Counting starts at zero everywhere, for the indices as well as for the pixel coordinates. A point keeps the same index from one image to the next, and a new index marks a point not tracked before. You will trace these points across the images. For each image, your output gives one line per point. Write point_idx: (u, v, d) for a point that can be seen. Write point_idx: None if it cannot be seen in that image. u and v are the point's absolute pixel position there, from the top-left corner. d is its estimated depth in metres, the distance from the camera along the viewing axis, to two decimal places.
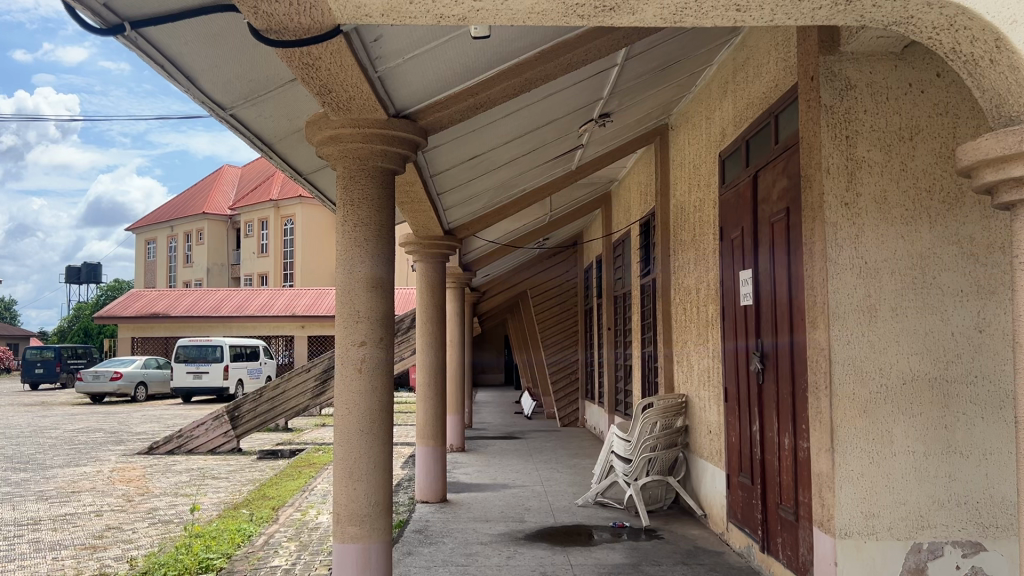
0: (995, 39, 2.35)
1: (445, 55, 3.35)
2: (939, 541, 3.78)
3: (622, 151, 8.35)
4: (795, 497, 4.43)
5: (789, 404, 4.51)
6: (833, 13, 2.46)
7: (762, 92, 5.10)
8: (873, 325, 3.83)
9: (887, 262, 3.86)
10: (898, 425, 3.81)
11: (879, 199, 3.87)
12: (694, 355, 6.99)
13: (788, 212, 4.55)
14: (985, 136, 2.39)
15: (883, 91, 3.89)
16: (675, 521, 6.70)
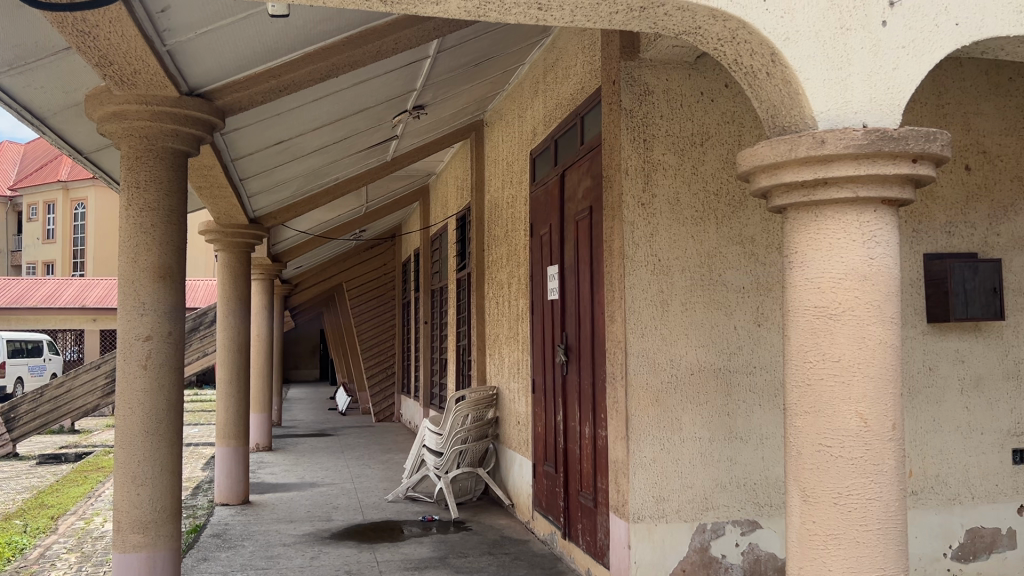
0: (771, 53, 2.52)
1: (243, 32, 3.19)
2: (721, 521, 4.05)
3: (437, 145, 8.35)
4: (593, 484, 4.60)
5: (590, 395, 4.67)
6: (628, 18, 2.54)
7: (569, 93, 5.25)
8: (665, 319, 4.04)
9: (679, 260, 4.08)
10: (685, 413, 4.04)
11: (672, 201, 4.09)
12: (504, 349, 7.11)
13: (591, 211, 4.72)
14: (762, 143, 2.56)
15: (678, 97, 4.11)
16: (484, 512, 6.79)
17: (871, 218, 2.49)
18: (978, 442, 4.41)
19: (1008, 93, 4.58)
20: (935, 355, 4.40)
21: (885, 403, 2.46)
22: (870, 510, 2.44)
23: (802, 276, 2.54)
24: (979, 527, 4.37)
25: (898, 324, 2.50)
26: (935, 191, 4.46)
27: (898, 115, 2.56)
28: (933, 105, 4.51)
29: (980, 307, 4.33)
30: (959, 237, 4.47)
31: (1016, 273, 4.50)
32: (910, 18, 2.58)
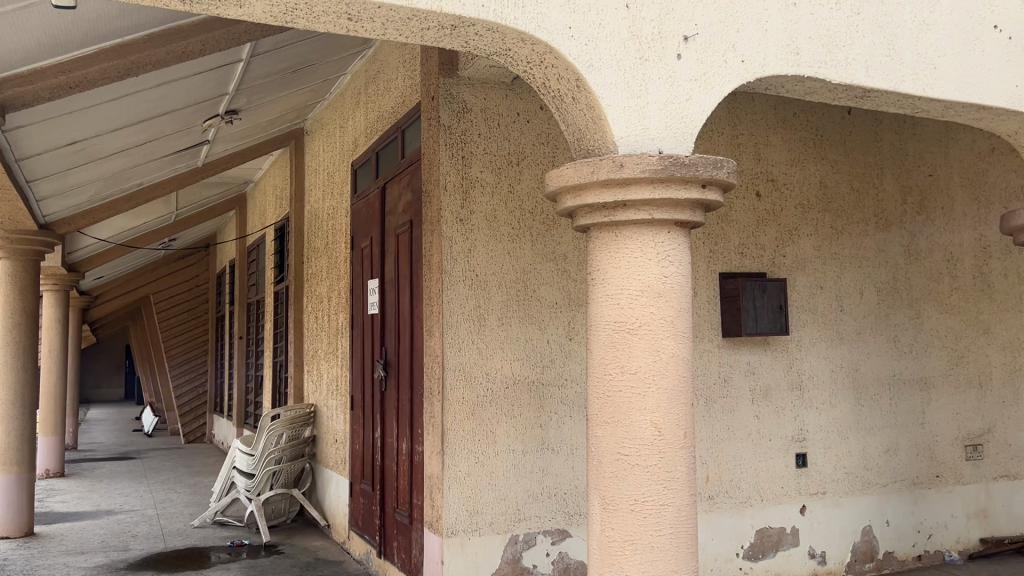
0: (576, 79, 2.62)
1: (25, 22, 2.94)
2: (532, 532, 4.12)
3: (253, 153, 8.05)
4: (409, 500, 4.57)
5: (407, 410, 4.64)
6: (440, 35, 2.57)
7: (390, 106, 5.24)
8: (481, 333, 4.09)
9: (495, 276, 4.15)
10: (499, 427, 4.09)
11: (490, 217, 4.15)
12: (323, 364, 6.94)
13: (411, 225, 4.70)
14: (567, 165, 2.67)
15: (495, 116, 4.19)
16: (298, 534, 6.57)
17: (666, 239, 2.65)
18: (767, 448, 4.77)
19: (792, 127, 5.03)
20: (729, 367, 4.72)
21: (676, 414, 2.61)
22: (663, 515, 2.57)
23: (604, 292, 2.66)
24: (767, 527, 4.71)
25: (689, 338, 2.67)
26: (729, 215, 4.80)
27: (690, 143, 2.74)
28: (728, 135, 4.86)
29: (767, 323, 4.71)
30: (750, 258, 4.84)
31: (798, 291, 4.94)
32: (701, 55, 2.79)
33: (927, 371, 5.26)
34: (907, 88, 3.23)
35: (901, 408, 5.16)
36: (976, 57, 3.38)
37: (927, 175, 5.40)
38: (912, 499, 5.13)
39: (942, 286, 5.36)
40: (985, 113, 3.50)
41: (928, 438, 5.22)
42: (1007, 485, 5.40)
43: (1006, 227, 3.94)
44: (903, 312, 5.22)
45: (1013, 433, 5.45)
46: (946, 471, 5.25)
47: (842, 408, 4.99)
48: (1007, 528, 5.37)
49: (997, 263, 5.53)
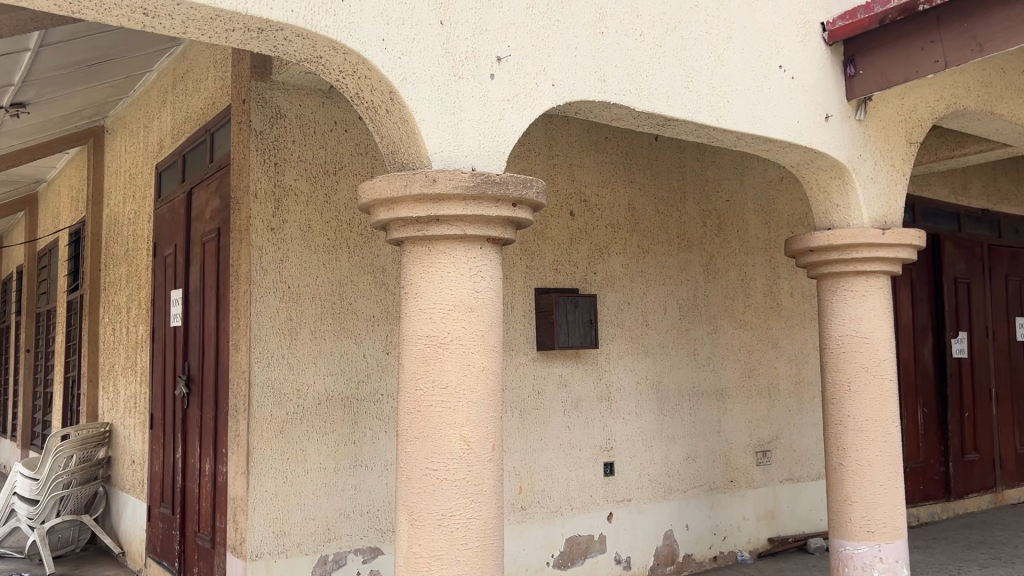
0: (389, 91, 2.60)
1: None
2: (343, 551, 4.02)
3: (44, 150, 7.40)
4: (211, 523, 4.33)
5: (211, 428, 4.41)
6: (246, 38, 2.48)
7: (198, 108, 4.99)
8: (292, 347, 3.95)
9: (308, 288, 4.03)
10: (310, 444, 3.97)
11: (304, 227, 4.03)
12: (120, 380, 6.47)
13: (218, 232, 4.48)
14: (379, 177, 2.65)
15: (311, 124, 4.09)
16: (88, 563, 6.05)
17: (478, 254, 2.68)
18: (577, 458, 4.92)
19: (604, 150, 5.24)
20: (543, 380, 4.84)
21: (485, 427, 2.64)
22: (470, 529, 2.59)
23: (416, 306, 2.65)
24: (576, 536, 4.85)
25: (499, 353, 2.71)
26: (544, 232, 4.93)
27: (504, 162, 2.79)
28: (545, 155, 4.98)
29: (579, 337, 4.88)
30: (564, 274, 4.99)
31: (608, 307, 5.15)
32: (514, 75, 2.85)
33: (723, 383, 5.64)
34: (703, 119, 3.46)
35: (699, 417, 5.49)
36: (765, 93, 3.68)
37: (724, 201, 5.80)
38: (709, 502, 5.47)
39: (736, 304, 5.77)
40: (772, 146, 3.81)
41: (724, 445, 5.59)
42: (792, 487, 5.89)
43: (791, 250, 4.31)
44: (702, 328, 5.57)
45: (796, 439, 5.95)
46: (739, 476, 5.65)
47: (647, 418, 5.24)
48: (790, 527, 5.85)
49: (784, 282, 6.03)
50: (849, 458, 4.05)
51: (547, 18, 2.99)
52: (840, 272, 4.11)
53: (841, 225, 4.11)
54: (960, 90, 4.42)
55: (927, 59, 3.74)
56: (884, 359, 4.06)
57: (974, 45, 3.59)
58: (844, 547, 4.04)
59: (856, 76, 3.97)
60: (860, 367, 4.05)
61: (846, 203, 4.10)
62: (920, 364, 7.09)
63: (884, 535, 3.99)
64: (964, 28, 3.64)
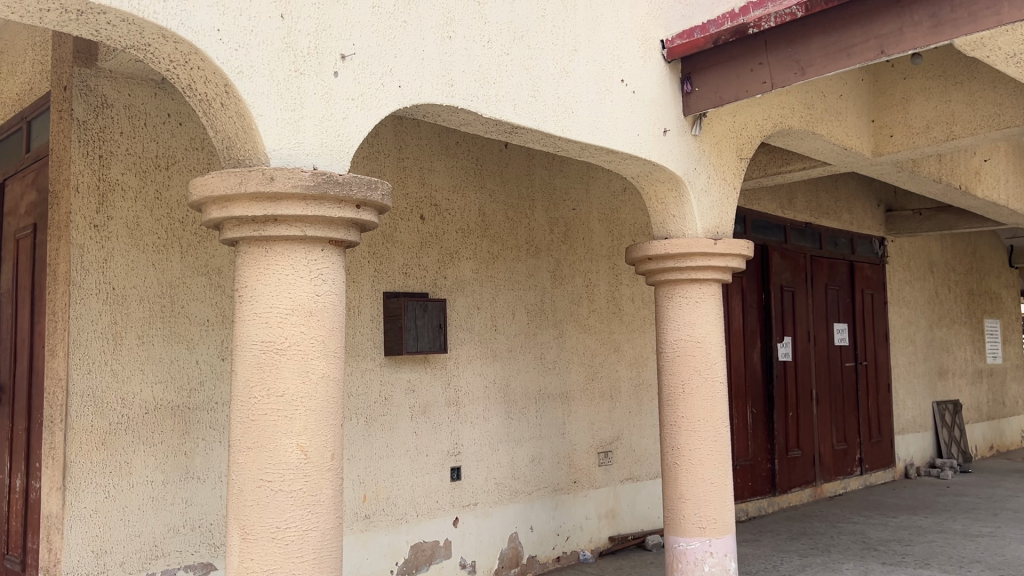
0: (224, 84, 2.48)
1: None
2: (171, 568, 3.80)
3: None
4: (22, 544, 3.97)
5: (23, 441, 4.05)
6: (64, 19, 2.29)
7: (13, 92, 4.58)
8: (116, 353, 3.70)
9: (136, 290, 3.78)
10: (136, 456, 3.72)
11: (131, 225, 3.78)
12: None
13: (34, 228, 4.13)
14: (212, 174, 2.52)
15: (141, 116, 3.84)
16: None
17: (318, 256, 2.59)
18: (423, 464, 4.88)
19: (454, 154, 5.23)
20: (389, 386, 4.76)
21: (324, 436, 2.56)
22: (306, 541, 2.50)
23: (252, 310, 2.54)
24: (421, 542, 4.81)
25: (340, 358, 2.64)
26: (393, 235, 4.86)
27: (346, 162, 2.72)
28: (395, 157, 4.90)
29: (427, 341, 4.84)
30: (413, 278, 4.94)
31: (457, 311, 5.14)
32: (358, 74, 2.79)
33: (568, 387, 5.76)
34: (549, 128, 3.51)
35: (545, 420, 5.58)
36: (607, 106, 3.79)
37: (571, 209, 5.93)
38: (553, 504, 5.57)
39: (581, 309, 5.91)
40: (614, 156, 3.93)
41: (568, 447, 5.71)
42: (631, 486, 6.10)
43: (632, 258, 4.45)
44: (549, 332, 5.67)
45: (635, 440, 6.18)
46: (582, 477, 5.78)
47: (493, 422, 5.27)
48: (630, 525, 6.05)
49: (626, 289, 6.24)
50: (683, 457, 4.23)
51: (394, 18, 2.95)
52: (676, 279, 4.30)
53: (678, 234, 4.29)
54: (787, 110, 4.72)
55: (756, 80, 3.98)
56: (715, 363, 4.28)
57: (797, 68, 3.85)
58: (678, 543, 4.21)
59: (692, 93, 4.16)
60: (694, 370, 4.24)
61: (683, 214, 4.28)
62: (750, 367, 7.53)
63: (714, 530, 4.20)
64: (788, 52, 3.89)
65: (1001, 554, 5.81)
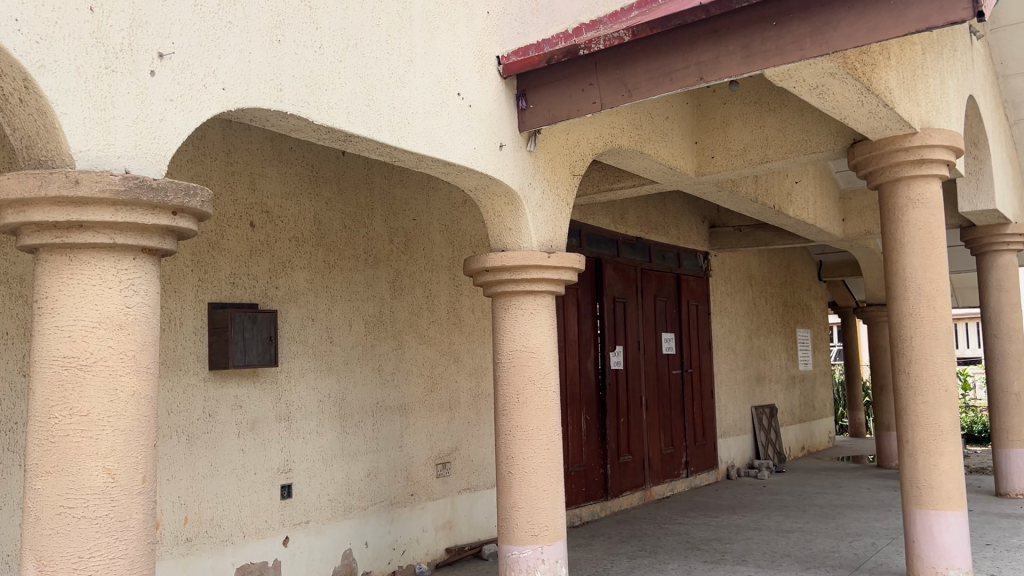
0: (22, 78, 2.28)
1: None
2: None
3: None
4: None
5: None
6: None
7: None
8: None
9: None
10: None
11: None
12: None
13: None
14: (8, 175, 2.32)
15: None
16: None
17: (129, 266, 2.44)
18: (251, 482, 4.68)
19: (288, 160, 5.07)
20: (215, 401, 4.54)
21: (134, 457, 2.40)
22: (112, 570, 2.33)
23: (52, 322, 2.35)
24: (248, 564, 4.61)
25: (153, 374, 2.49)
26: (220, 242, 4.65)
27: (161, 167, 2.58)
28: (222, 162, 4.69)
29: (256, 354, 4.66)
30: (242, 288, 4.75)
31: (289, 322, 4.98)
32: (176, 74, 2.66)
33: (406, 398, 5.70)
34: (383, 137, 3.47)
35: (381, 433, 5.50)
36: (443, 118, 3.79)
37: (411, 220, 5.89)
38: (389, 518, 5.49)
39: (420, 320, 5.87)
40: (450, 168, 3.93)
41: (405, 460, 5.65)
42: (468, 497, 6.13)
43: (468, 270, 4.49)
44: (386, 344, 5.60)
45: (473, 450, 6.21)
46: (418, 489, 5.74)
47: (327, 437, 5.14)
48: (467, 535, 6.07)
49: (465, 300, 6.27)
50: (516, 466, 4.29)
51: (217, 19, 2.83)
52: (511, 291, 4.37)
53: (513, 247, 4.36)
54: (616, 129, 4.91)
55: (587, 100, 4.11)
56: (548, 373, 4.37)
57: (624, 90, 4.01)
58: (511, 552, 4.26)
59: (527, 109, 4.26)
60: (527, 380, 4.31)
61: (518, 227, 4.34)
62: (585, 376, 7.76)
63: (546, 537, 4.27)
64: (616, 74, 4.04)
65: (808, 547, 6.27)
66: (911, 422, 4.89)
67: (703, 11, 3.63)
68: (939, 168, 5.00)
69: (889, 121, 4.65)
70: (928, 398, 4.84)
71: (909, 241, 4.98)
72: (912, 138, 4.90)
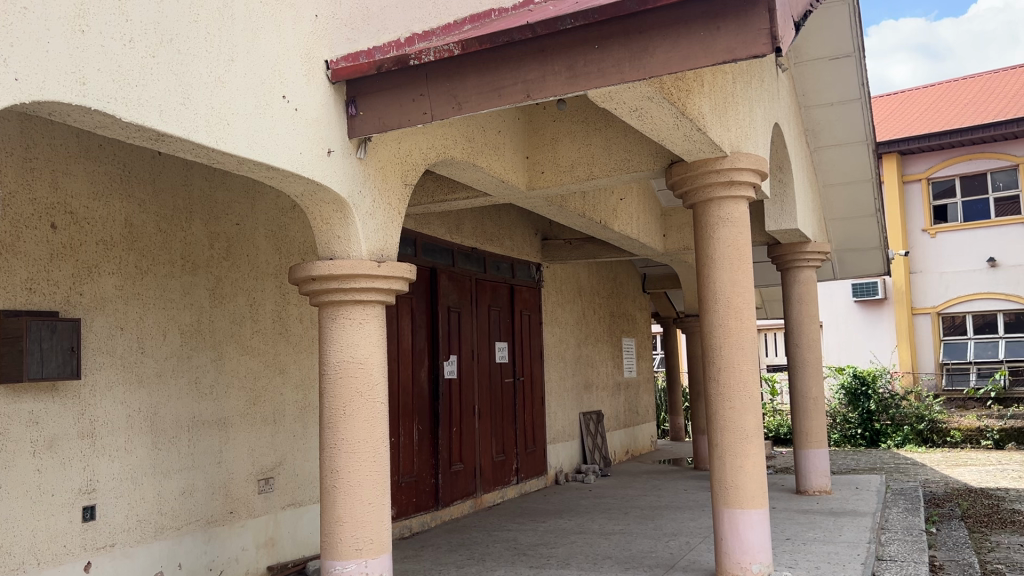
0: None
1: None
2: None
3: None
4: None
5: None
6: None
7: None
8: None
9: None
10: None
11: None
12: None
13: None
14: None
15: None
16: None
17: None
18: (47, 505, 4.32)
19: (96, 158, 4.74)
20: (7, 418, 4.16)
21: None
22: None
23: None
24: None
25: None
26: (16, 245, 4.26)
27: None
28: (20, 157, 4.31)
29: (56, 366, 4.32)
30: (39, 294, 4.38)
31: (94, 332, 4.64)
32: None
33: (226, 412, 5.45)
34: (200, 139, 3.31)
35: (199, 449, 5.23)
36: (267, 121, 3.66)
37: (234, 224, 5.65)
38: (205, 538, 5.22)
39: (243, 330, 5.64)
40: (274, 173, 3.81)
41: (224, 476, 5.41)
42: (292, 512, 5.95)
43: (294, 278, 4.37)
44: (205, 355, 5.33)
45: (298, 464, 6.03)
46: (238, 507, 5.50)
47: (137, 454, 4.83)
48: (290, 551, 5.88)
49: (293, 309, 6.09)
50: (341, 480, 4.20)
51: (10, 4, 2.61)
52: (340, 300, 4.29)
53: (342, 255, 4.27)
54: (449, 141, 4.94)
55: (417, 110, 4.11)
56: (376, 385, 4.31)
57: (454, 103, 4.04)
58: (335, 567, 4.16)
59: (356, 116, 4.19)
60: (355, 392, 4.24)
61: (347, 235, 4.25)
62: (417, 385, 7.72)
63: (371, 551, 4.20)
64: (446, 87, 4.07)
65: (628, 549, 6.54)
66: (719, 427, 5.21)
67: (530, 31, 3.73)
68: (746, 190, 5.37)
69: (702, 144, 4.95)
70: (735, 404, 5.18)
71: (719, 257, 5.32)
72: (723, 161, 5.24)
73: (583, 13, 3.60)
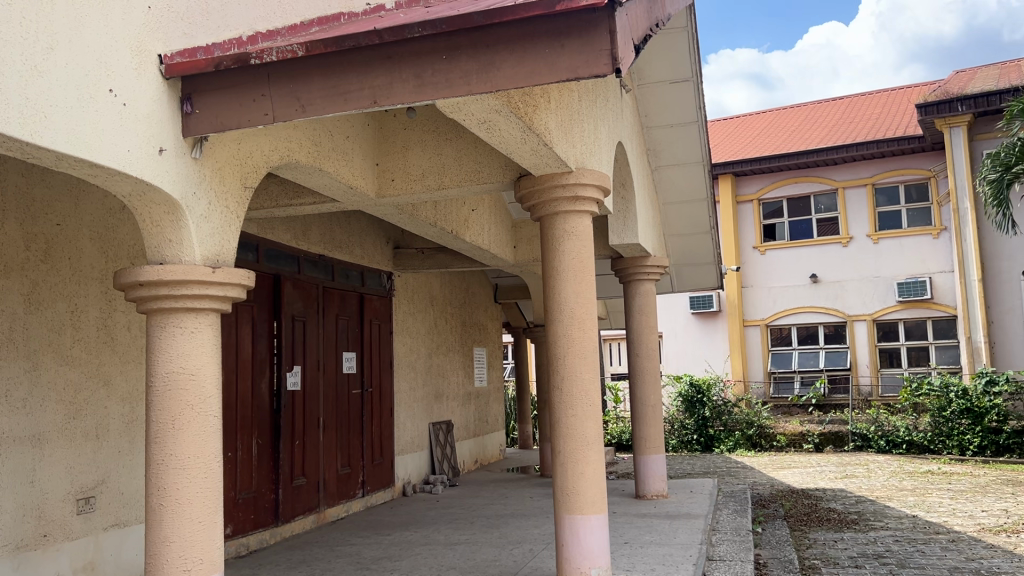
0: None
1: None
2: None
3: None
4: None
5: None
6: None
7: None
8: None
9: None
10: None
11: None
12: None
13: None
14: None
15: None
16: None
17: None
18: None
19: None
20: None
21: None
22: None
23: None
24: None
25: None
26: None
27: None
28: None
29: None
30: None
31: None
32: None
33: (41, 426, 5.04)
34: (10, 130, 3.06)
35: (9, 467, 4.80)
36: (91, 115, 3.42)
37: (54, 224, 5.25)
38: (14, 565, 4.78)
39: (62, 338, 5.24)
40: (97, 171, 3.56)
41: (38, 496, 4.98)
42: (116, 533, 5.57)
43: (120, 283, 4.10)
44: (17, 365, 4.90)
45: (122, 481, 5.66)
46: (54, 529, 5.08)
47: None
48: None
49: (120, 316, 5.72)
50: (168, 498, 3.96)
51: None
52: (170, 308, 4.06)
53: (173, 260, 4.03)
54: (294, 144, 4.79)
55: (258, 111, 3.97)
56: (208, 397, 4.11)
57: (298, 106, 3.92)
58: None
59: (192, 114, 3.99)
60: (185, 405, 4.02)
61: (179, 239, 4.02)
62: (257, 397, 7.43)
63: (200, 572, 3.99)
64: (289, 88, 3.95)
65: (472, 558, 6.55)
66: (562, 434, 5.31)
67: (377, 37, 3.69)
68: (590, 205, 5.52)
69: (549, 159, 5.05)
70: (577, 412, 5.30)
71: (563, 269, 5.44)
72: (568, 176, 5.37)
73: (431, 23, 3.59)
